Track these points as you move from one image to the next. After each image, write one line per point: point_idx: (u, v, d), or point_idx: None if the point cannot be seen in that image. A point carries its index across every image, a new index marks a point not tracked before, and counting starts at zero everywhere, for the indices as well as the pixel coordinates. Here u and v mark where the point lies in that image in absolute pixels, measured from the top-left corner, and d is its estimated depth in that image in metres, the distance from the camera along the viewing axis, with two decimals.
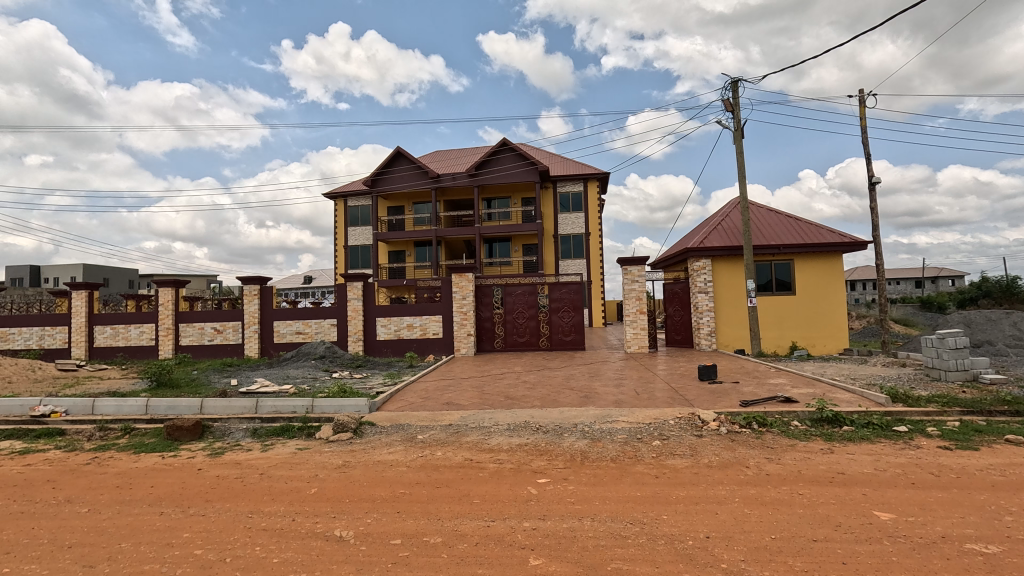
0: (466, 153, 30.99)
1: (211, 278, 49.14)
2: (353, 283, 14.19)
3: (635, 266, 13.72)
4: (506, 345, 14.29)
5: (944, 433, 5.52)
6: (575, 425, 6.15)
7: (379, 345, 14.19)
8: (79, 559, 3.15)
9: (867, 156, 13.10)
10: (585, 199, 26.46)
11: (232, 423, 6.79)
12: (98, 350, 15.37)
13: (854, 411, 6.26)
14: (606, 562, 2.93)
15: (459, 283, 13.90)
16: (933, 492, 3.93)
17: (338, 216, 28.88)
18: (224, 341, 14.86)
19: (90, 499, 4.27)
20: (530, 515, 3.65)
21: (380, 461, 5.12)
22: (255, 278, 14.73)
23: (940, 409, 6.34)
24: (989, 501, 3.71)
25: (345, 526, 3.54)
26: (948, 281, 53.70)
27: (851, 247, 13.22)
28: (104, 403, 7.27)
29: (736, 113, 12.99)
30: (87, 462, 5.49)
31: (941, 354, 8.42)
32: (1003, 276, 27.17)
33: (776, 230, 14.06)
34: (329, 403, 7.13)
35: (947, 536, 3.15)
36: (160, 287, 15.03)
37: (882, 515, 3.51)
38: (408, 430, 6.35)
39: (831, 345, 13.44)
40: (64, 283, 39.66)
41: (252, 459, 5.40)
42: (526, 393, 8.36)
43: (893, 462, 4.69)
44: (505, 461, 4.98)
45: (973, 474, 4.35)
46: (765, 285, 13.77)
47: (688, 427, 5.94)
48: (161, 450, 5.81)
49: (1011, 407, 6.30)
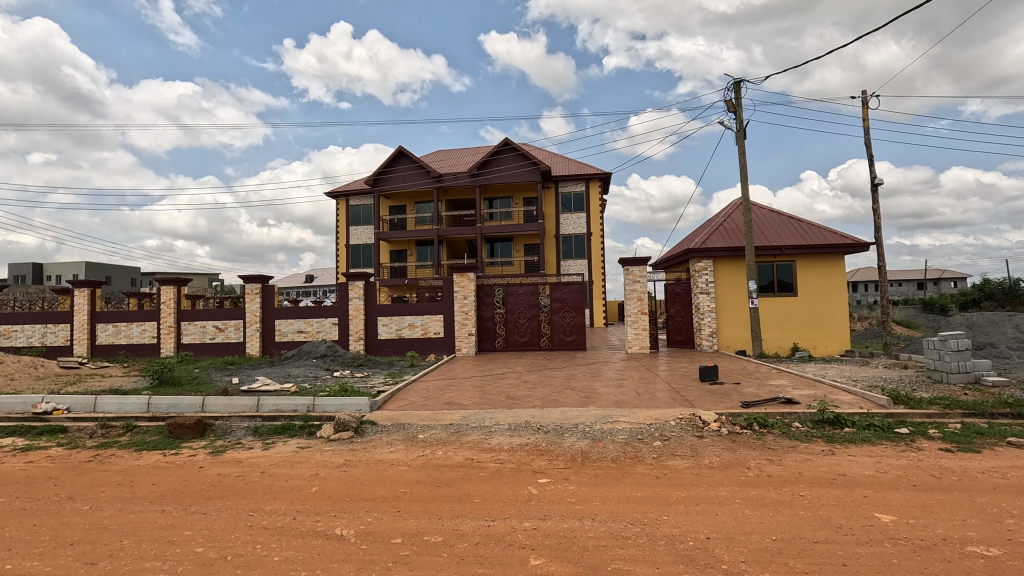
0: (468, 152, 30.97)
1: (214, 276, 49.34)
2: (354, 282, 14.20)
3: (636, 266, 13.71)
4: (507, 345, 14.29)
5: (946, 436, 5.51)
6: (576, 425, 6.15)
7: (380, 344, 14.20)
8: (81, 556, 3.17)
9: (870, 157, 13.06)
10: (587, 199, 26.43)
11: (233, 421, 6.80)
12: (100, 348, 15.40)
13: (855, 413, 6.26)
14: (606, 562, 2.93)
15: (460, 283, 13.91)
16: (934, 494, 3.92)
17: (340, 215, 28.88)
18: (225, 339, 14.90)
19: (91, 496, 4.28)
20: (531, 515, 3.66)
21: (380, 461, 5.11)
22: (257, 277, 14.76)
23: (942, 411, 6.32)
24: (991, 504, 3.71)
25: (346, 525, 3.54)
26: (950, 282, 53.54)
27: (853, 248, 13.20)
28: (106, 400, 7.26)
29: (738, 114, 12.95)
30: (90, 459, 5.51)
31: (943, 356, 8.38)
32: (1005, 278, 27.07)
33: (777, 231, 14.05)
34: (330, 401, 7.15)
35: (948, 538, 3.15)
36: (161, 285, 15.04)
37: (883, 516, 3.50)
38: (408, 430, 6.34)
39: (833, 346, 13.42)
40: (66, 281, 39.94)
41: (253, 457, 5.41)
42: (527, 393, 8.36)
43: (894, 464, 4.70)
44: (506, 461, 4.98)
45: (974, 476, 4.35)
46: (767, 286, 13.74)
47: (689, 428, 5.94)
48: (162, 448, 5.81)
49: (1013, 410, 6.30)
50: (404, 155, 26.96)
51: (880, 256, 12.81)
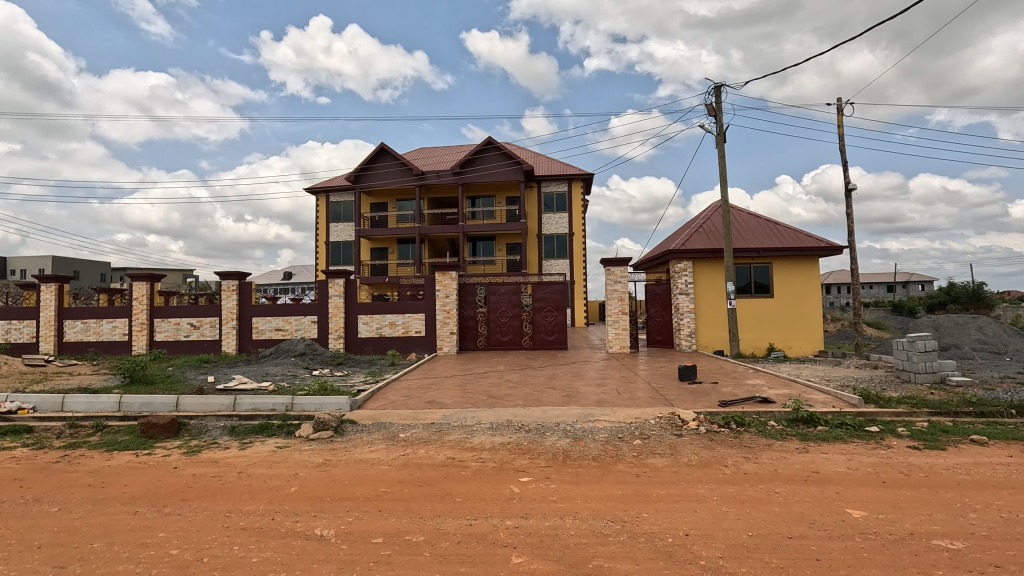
0: (451, 150, 30.84)
1: (189, 271, 48.47)
2: (335, 279, 14.06)
3: (618, 266, 13.86)
4: (488, 344, 14.29)
5: (914, 434, 5.70)
6: (557, 425, 6.17)
7: (361, 343, 14.06)
8: (49, 559, 3.07)
9: (844, 163, 13.40)
10: (569, 199, 26.60)
11: (208, 421, 6.66)
12: (67, 346, 14.87)
13: (828, 412, 6.43)
14: (588, 559, 2.96)
15: (443, 282, 13.84)
16: (903, 490, 4.05)
17: (319, 211, 28.46)
18: (201, 337, 14.59)
19: (61, 498, 4.15)
20: (512, 514, 3.67)
21: (361, 460, 5.07)
22: (234, 273, 14.42)
23: (910, 410, 6.54)
24: (957, 499, 3.85)
25: (326, 525, 3.50)
26: (917, 286, 55.43)
27: (827, 252, 13.53)
28: (75, 399, 7.06)
29: (718, 118, 13.15)
30: (57, 460, 5.33)
31: (911, 357, 8.63)
32: (969, 282, 28.00)
33: (755, 234, 14.32)
34: (310, 400, 7.06)
35: (915, 533, 3.26)
36: (134, 281, 14.59)
37: (854, 512, 3.61)
38: (390, 429, 6.30)
39: (806, 346, 13.75)
40: (32, 275, 38.69)
41: (230, 457, 5.31)
42: (509, 392, 8.35)
43: (865, 461, 4.84)
44: (488, 460, 4.98)
45: (939, 473, 4.50)
46: (744, 288, 14.02)
47: (669, 426, 6.03)
48: (134, 448, 5.67)
49: (976, 409, 6.55)
50: (387, 151, 26.79)
51: (853, 259, 13.16)
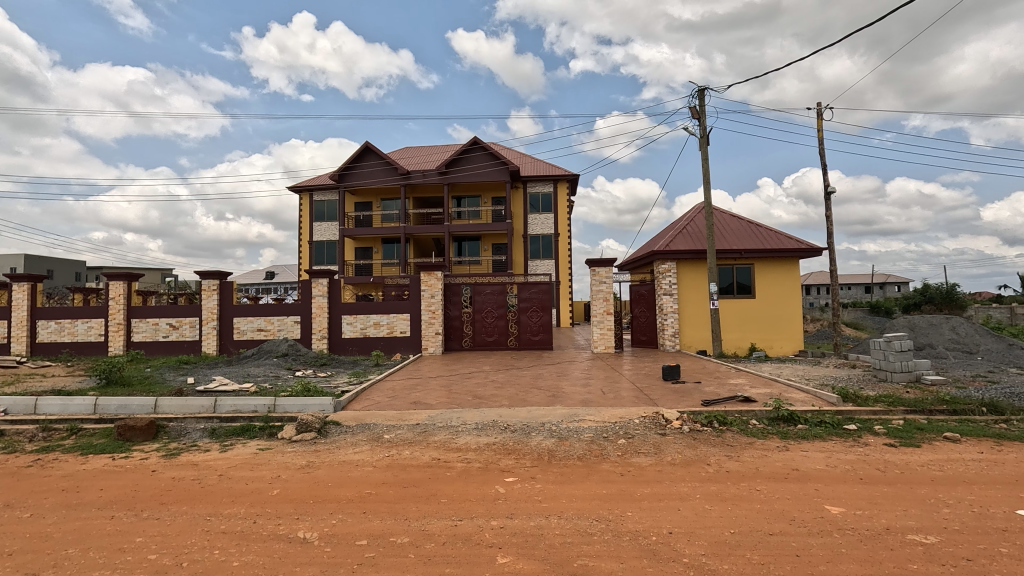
0: (437, 150, 30.72)
1: (167, 270, 47.49)
2: (318, 279, 13.92)
3: (603, 267, 13.94)
4: (474, 344, 14.26)
5: (890, 432, 5.84)
6: (542, 425, 6.18)
7: (344, 343, 13.93)
8: (21, 566, 2.99)
9: (824, 166, 13.67)
10: (554, 200, 26.68)
11: (188, 423, 6.54)
12: (40, 347, 14.48)
13: (808, 411, 6.54)
14: (572, 558, 2.98)
15: (428, 282, 13.78)
16: (879, 487, 4.14)
17: (302, 210, 28.13)
18: (180, 337, 14.31)
19: (34, 504, 4.04)
20: (497, 514, 3.67)
21: (345, 461, 5.02)
22: (215, 273, 14.18)
23: (886, 408, 6.69)
24: (930, 494, 3.95)
25: (308, 528, 3.47)
26: (894, 288, 56.74)
27: (806, 253, 13.79)
28: (49, 402, 6.88)
29: (701, 121, 13.31)
30: (29, 464, 5.19)
31: (888, 356, 8.83)
32: (943, 283, 28.76)
33: (737, 235, 14.52)
34: (293, 402, 6.97)
35: (891, 528, 3.34)
36: (111, 280, 14.26)
37: (833, 509, 3.69)
38: (374, 430, 6.25)
39: (787, 346, 13.98)
40: (3, 274, 37.53)
41: (210, 459, 5.22)
42: (494, 392, 8.34)
43: (843, 459, 4.95)
44: (473, 461, 4.98)
45: (914, 470, 4.61)
46: (727, 288, 14.21)
47: (653, 425, 6.09)
48: (111, 451, 5.55)
49: (949, 407, 6.73)
50: (372, 150, 26.59)
51: (832, 261, 13.43)
